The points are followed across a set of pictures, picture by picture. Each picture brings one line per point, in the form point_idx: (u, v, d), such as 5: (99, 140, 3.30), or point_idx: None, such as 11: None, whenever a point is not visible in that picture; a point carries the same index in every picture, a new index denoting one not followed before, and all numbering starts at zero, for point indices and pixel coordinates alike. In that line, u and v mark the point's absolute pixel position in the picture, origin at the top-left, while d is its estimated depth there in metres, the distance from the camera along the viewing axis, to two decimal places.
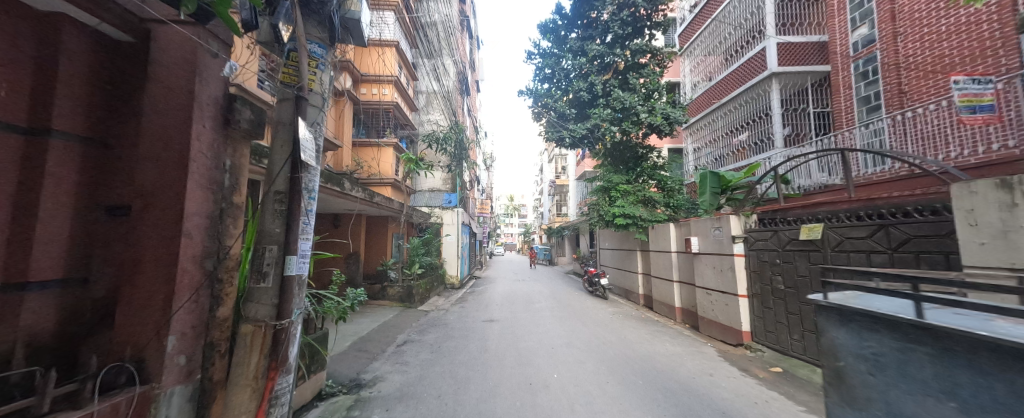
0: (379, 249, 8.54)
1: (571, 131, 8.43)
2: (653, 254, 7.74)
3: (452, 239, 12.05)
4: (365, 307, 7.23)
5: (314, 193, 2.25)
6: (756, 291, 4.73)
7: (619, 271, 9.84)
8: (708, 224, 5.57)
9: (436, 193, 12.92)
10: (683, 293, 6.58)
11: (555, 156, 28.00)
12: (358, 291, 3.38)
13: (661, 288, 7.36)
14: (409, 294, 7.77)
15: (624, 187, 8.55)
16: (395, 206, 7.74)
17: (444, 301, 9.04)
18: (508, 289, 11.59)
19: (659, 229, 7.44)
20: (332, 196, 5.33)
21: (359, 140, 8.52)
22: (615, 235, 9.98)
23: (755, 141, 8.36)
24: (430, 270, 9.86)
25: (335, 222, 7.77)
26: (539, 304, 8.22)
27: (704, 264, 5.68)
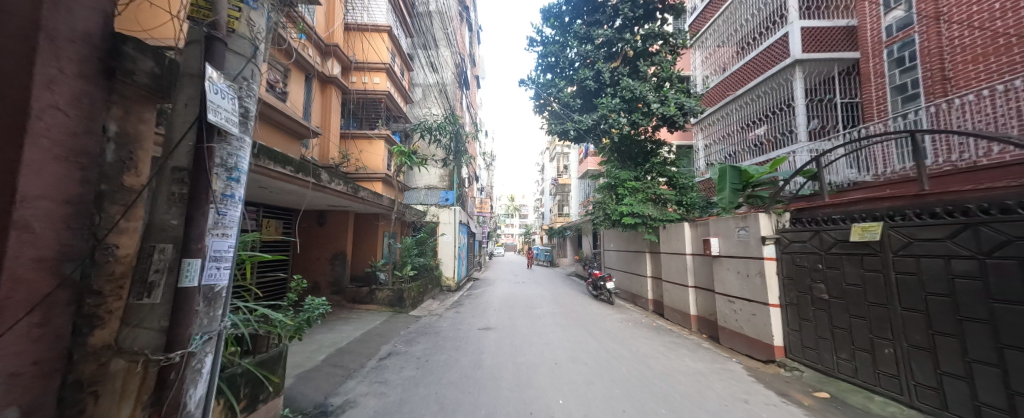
0: (371, 249, 7.89)
1: (577, 123, 7.85)
2: (665, 256, 7.13)
3: (450, 239, 11.49)
4: (351, 312, 6.63)
5: (237, 173, 1.66)
6: (790, 301, 4.13)
7: (626, 274, 9.23)
8: (731, 223, 4.96)
9: (433, 191, 12.37)
10: (700, 300, 5.97)
11: (556, 155, 27.40)
12: (321, 301, 2.76)
13: (673, 294, 6.75)
14: (399, 298, 7.17)
15: (633, 183, 7.98)
16: (385, 203, 7.17)
17: (439, 305, 8.43)
18: (508, 292, 11.00)
19: (671, 229, 6.85)
20: (310, 190, 4.74)
21: (348, 131, 7.95)
22: (622, 236, 9.37)
23: (774, 135, 7.76)
24: (424, 271, 9.25)
25: (320, 219, 7.17)
26: (541, 309, 7.60)
27: (726, 268, 5.07)
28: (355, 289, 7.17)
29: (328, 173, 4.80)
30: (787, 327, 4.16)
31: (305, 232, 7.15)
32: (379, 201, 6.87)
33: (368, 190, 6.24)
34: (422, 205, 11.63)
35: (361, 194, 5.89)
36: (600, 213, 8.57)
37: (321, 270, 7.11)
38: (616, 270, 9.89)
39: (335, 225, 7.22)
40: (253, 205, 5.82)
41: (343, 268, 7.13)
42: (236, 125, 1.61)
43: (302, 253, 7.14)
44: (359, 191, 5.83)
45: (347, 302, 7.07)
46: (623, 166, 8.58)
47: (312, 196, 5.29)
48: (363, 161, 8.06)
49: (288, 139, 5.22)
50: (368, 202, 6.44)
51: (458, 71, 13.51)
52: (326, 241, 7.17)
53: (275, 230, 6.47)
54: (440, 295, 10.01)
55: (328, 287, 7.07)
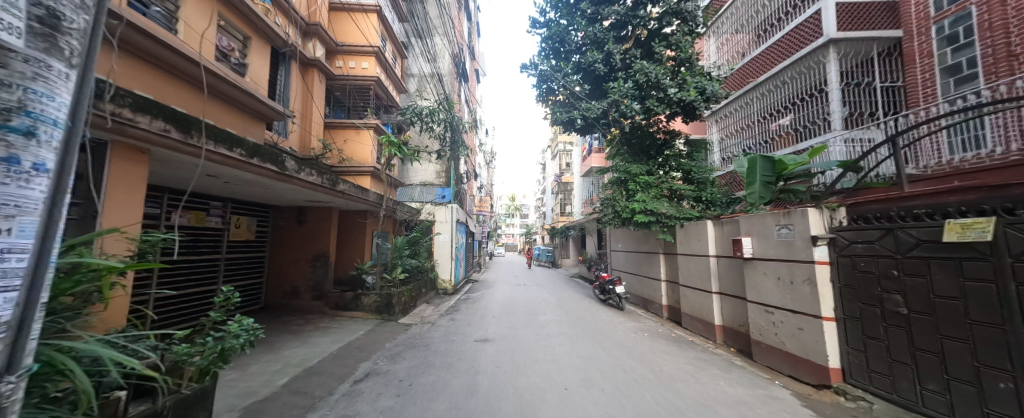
0: (357, 251, 7.12)
1: (584, 110, 7.13)
2: (683, 259, 6.42)
3: (447, 239, 10.79)
4: (333, 321, 5.91)
5: (30, 110, 0.90)
6: (849, 314, 3.40)
7: (637, 278, 8.49)
8: (770, 221, 4.24)
9: (428, 188, 11.66)
10: (726, 308, 5.26)
11: (558, 153, 26.62)
12: (251, 323, 2.07)
13: (694, 301, 6.03)
14: (388, 304, 6.45)
15: (646, 178, 7.26)
16: (371, 199, 6.48)
17: (433, 311, 7.73)
18: (508, 295, 10.30)
19: (691, 228, 6.14)
20: (276, 182, 4.04)
21: (334, 121, 7.27)
22: (633, 237, 8.64)
23: (802, 125, 7.02)
24: (418, 274, 8.54)
25: (300, 217, 6.46)
26: (545, 317, 6.90)
27: (762, 273, 4.35)
28: (339, 294, 6.45)
29: (301, 163, 4.12)
30: (845, 345, 3.44)
31: (282, 231, 6.44)
32: (364, 196, 6.18)
33: (351, 183, 5.52)
34: (418, 203, 10.96)
35: (341, 187, 5.19)
36: (609, 211, 7.86)
37: (299, 273, 6.38)
38: (626, 273, 9.16)
39: (316, 224, 6.49)
40: (220, 200, 5.16)
41: (326, 270, 6.42)
42: (27, 37, 0.89)
43: (279, 254, 6.42)
44: (338, 185, 5.13)
45: (330, 308, 6.36)
46: (634, 159, 7.88)
47: (284, 190, 4.60)
48: (350, 154, 7.38)
49: (235, 115, 4.26)
50: (350, 197, 5.73)
51: (456, 62, 12.80)
52: (306, 242, 6.44)
53: (247, 230, 5.80)
54: (435, 299, 9.30)
55: (309, 292, 6.35)
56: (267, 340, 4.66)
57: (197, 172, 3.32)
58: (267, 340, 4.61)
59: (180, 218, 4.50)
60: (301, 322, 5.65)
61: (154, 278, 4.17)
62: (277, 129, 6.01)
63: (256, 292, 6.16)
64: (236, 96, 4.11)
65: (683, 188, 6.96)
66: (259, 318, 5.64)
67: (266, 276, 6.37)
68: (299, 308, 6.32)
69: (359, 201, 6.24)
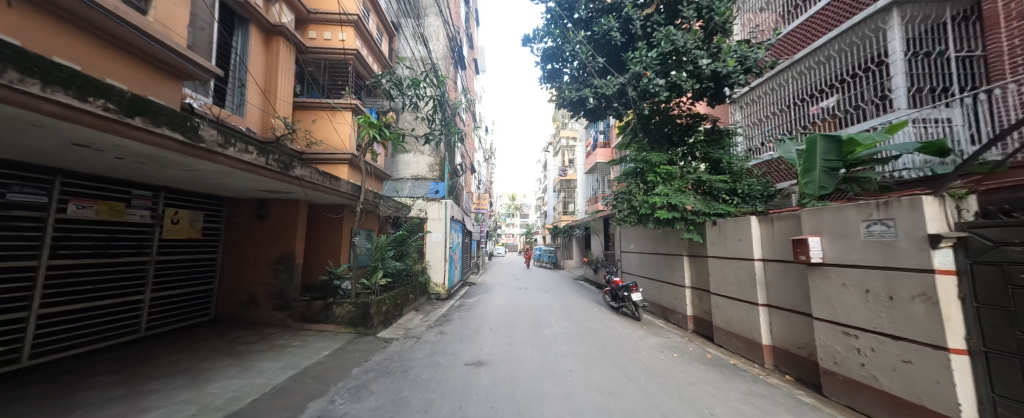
0: (332, 252, 6.05)
1: (598, 87, 6.14)
2: (716, 263, 5.39)
3: (440, 238, 9.78)
4: (295, 338, 4.86)
5: None
6: (999, 347, 2.34)
7: (656, 284, 7.45)
8: (854, 215, 3.20)
9: (421, 182, 10.65)
10: (778, 326, 4.25)
11: (559, 149, 25.66)
12: None
13: (732, 313, 5.00)
14: (364, 315, 5.42)
15: (667, 168, 6.26)
16: (344, 189, 5.42)
17: (420, 322, 6.70)
18: (508, 301, 9.28)
19: (728, 225, 5.13)
20: (196, 160, 3.00)
21: (307, 101, 6.28)
22: (652, 236, 7.60)
23: (852, 106, 5.99)
24: (405, 278, 7.52)
25: (260, 211, 5.43)
26: (551, 331, 5.88)
27: (841, 284, 3.34)
28: (305, 303, 5.41)
29: (232, 136, 3.08)
30: (985, 390, 2.40)
31: (240, 228, 5.41)
32: (333, 186, 5.10)
33: (314, 168, 4.45)
34: (408, 198, 9.97)
35: (298, 173, 4.12)
36: (624, 206, 6.87)
37: (258, 278, 5.33)
38: (642, 277, 8.12)
39: (279, 220, 5.45)
40: (147, 190, 4.15)
41: (291, 275, 5.39)
42: None
43: (235, 256, 5.38)
44: (295, 168, 4.07)
45: (295, 320, 5.31)
46: (652, 148, 6.90)
47: (220, 175, 3.57)
48: (326, 138, 6.36)
49: (110, 55, 2.84)
50: (315, 186, 4.68)
51: (451, 46, 11.84)
52: (267, 241, 5.41)
53: (193, 227, 4.81)
54: (425, 306, 8.29)
55: (270, 301, 5.31)
56: (197, 367, 3.60)
57: (52, 139, 2.26)
58: (196, 368, 3.55)
59: (82, 210, 3.48)
60: (253, 339, 4.61)
61: (38, 287, 3.16)
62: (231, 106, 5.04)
63: (206, 295, 5.19)
64: (96, 20, 2.63)
65: (714, 179, 5.93)
66: (203, 334, 4.62)
67: (220, 282, 5.36)
68: (257, 320, 5.28)
69: (328, 192, 5.17)
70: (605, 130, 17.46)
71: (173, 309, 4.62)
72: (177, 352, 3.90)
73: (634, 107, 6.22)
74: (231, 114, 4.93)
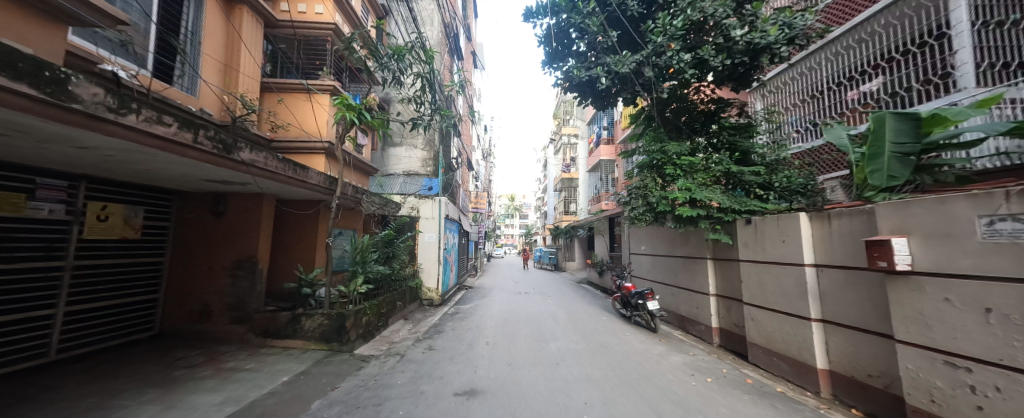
0: (306, 255, 5.24)
1: (612, 65, 5.40)
2: (751, 269, 4.61)
3: (433, 239, 9.00)
4: (251, 359, 4.04)
5: None
6: None
7: (673, 291, 6.66)
8: (963, 208, 2.41)
9: (413, 178, 9.76)
10: (838, 347, 3.46)
11: (561, 147, 24.88)
12: None
13: (773, 328, 4.20)
14: (338, 328, 4.63)
15: (690, 159, 5.51)
16: (316, 180, 4.60)
17: (407, 334, 5.89)
18: (507, 308, 8.49)
19: (768, 224, 4.35)
20: (81, 132, 2.17)
21: (280, 82, 5.51)
22: (669, 237, 6.82)
23: (901, 87, 5.21)
24: (392, 283, 6.73)
25: (216, 207, 4.63)
26: (557, 347, 5.08)
27: (942, 299, 2.54)
28: (269, 315, 4.60)
29: (130, 96, 2.23)
30: None
31: (192, 227, 4.62)
32: (300, 177, 4.25)
33: (270, 152, 3.60)
34: (399, 195, 9.18)
35: (244, 157, 3.24)
36: (639, 203, 6.06)
37: (213, 286, 4.53)
38: (656, 283, 7.33)
39: (240, 217, 4.66)
40: (61, 180, 3.35)
41: (252, 282, 4.59)
42: None
43: (188, 259, 4.58)
44: (240, 152, 3.17)
45: (256, 335, 4.52)
46: (669, 137, 6.16)
47: (136, 158, 2.76)
48: (300, 124, 5.57)
49: None
50: (275, 176, 3.82)
51: (446, 32, 11.03)
52: (226, 242, 4.61)
53: (130, 226, 4.03)
54: (415, 314, 7.49)
55: (226, 312, 4.51)
56: (105, 405, 2.76)
57: None
58: (103, 407, 2.72)
59: None
60: (197, 362, 3.79)
61: None
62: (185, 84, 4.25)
63: (149, 305, 4.39)
64: None
65: (745, 171, 5.16)
66: (135, 355, 3.79)
67: (166, 290, 4.55)
68: (212, 335, 4.47)
69: (295, 183, 4.33)
70: (609, 125, 16.72)
71: (102, 323, 3.83)
72: (87, 383, 3.07)
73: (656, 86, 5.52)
74: (182, 93, 4.15)
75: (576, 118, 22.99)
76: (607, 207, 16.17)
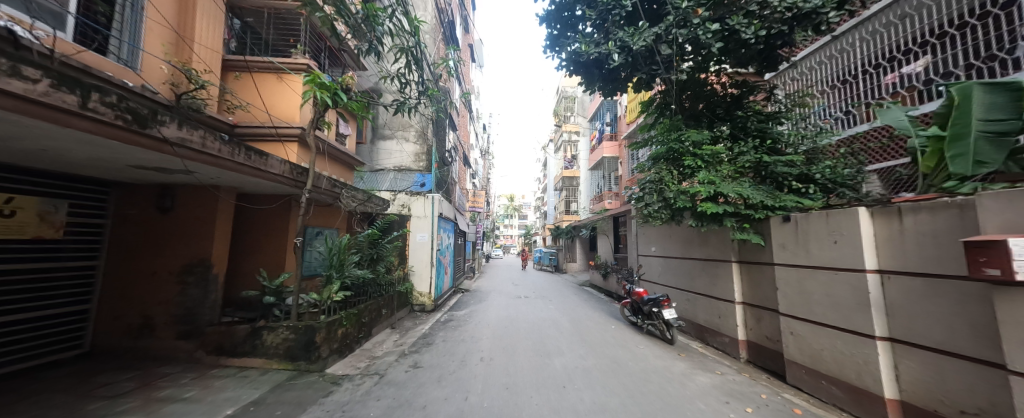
0: (272, 257, 4.53)
1: (625, 38, 4.76)
2: (791, 274, 3.94)
3: (425, 239, 8.30)
4: (194, 384, 3.34)
5: None
6: None
7: (691, 297, 5.99)
8: None
9: (404, 174, 9.08)
10: (913, 373, 2.80)
11: (561, 145, 24.23)
12: None
13: (821, 346, 3.52)
14: (307, 344, 3.93)
15: (712, 148, 4.86)
16: (281, 170, 3.89)
17: (392, 347, 5.17)
18: (506, 314, 7.81)
19: (814, 222, 3.67)
20: None
21: (249, 61, 4.87)
22: (686, 237, 6.14)
23: (946, 70, 4.57)
24: (377, 288, 6.04)
25: (162, 201, 3.95)
26: (562, 364, 4.40)
27: None
28: (225, 328, 3.90)
29: None
30: None
31: (134, 225, 3.93)
32: (257, 164, 3.50)
33: (207, 129, 2.85)
34: (389, 192, 8.50)
35: (166, 134, 2.51)
36: (653, 199, 5.34)
37: (157, 294, 3.84)
38: (671, 288, 6.65)
39: (191, 212, 3.96)
40: None
41: (205, 289, 3.89)
42: None
43: (130, 262, 3.90)
44: (158, 126, 2.44)
45: (209, 352, 3.83)
46: (688, 125, 5.48)
47: (8, 130, 2.06)
48: (272, 108, 4.94)
49: None
50: (218, 162, 3.08)
51: (440, 18, 10.33)
52: (175, 241, 3.93)
53: (47, 224, 3.31)
54: (404, 322, 6.81)
55: (173, 326, 3.81)
56: None
57: None
58: None
59: None
60: (124, 390, 3.09)
61: None
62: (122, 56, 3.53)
63: (78, 317, 3.68)
64: None
65: (779, 161, 4.48)
66: (48, 381, 3.08)
67: (100, 300, 3.84)
68: (156, 353, 3.78)
69: (250, 172, 3.56)
70: (612, 121, 16.04)
71: (11, 341, 3.11)
72: None
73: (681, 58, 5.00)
74: (119, 65, 3.45)
75: (578, 114, 22.32)
76: (610, 206, 15.51)
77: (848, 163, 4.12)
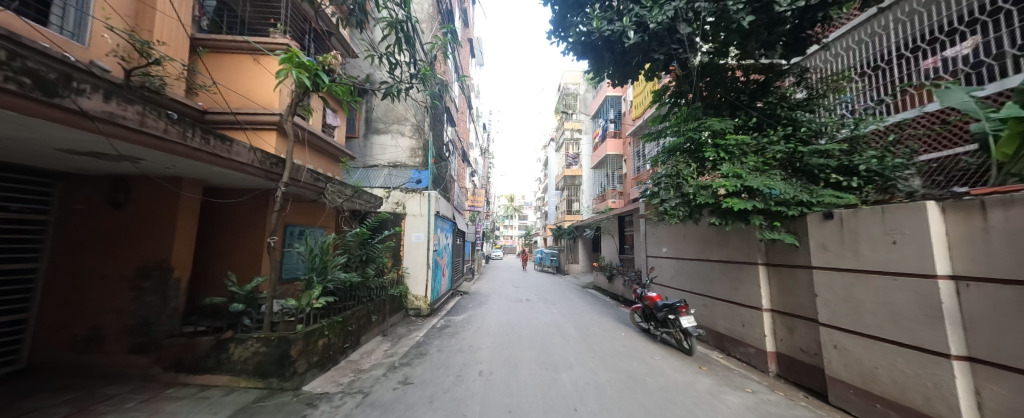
0: (245, 259, 4.03)
1: (641, 12, 4.51)
2: (835, 279, 3.43)
3: (421, 239, 7.80)
4: (141, 408, 2.83)
5: None
6: None
7: (710, 302, 5.49)
8: None
9: (399, 170, 8.59)
10: (1001, 401, 2.25)
11: (562, 143, 23.79)
12: None
13: (877, 364, 3.00)
14: (280, 358, 3.43)
15: (736, 138, 4.39)
16: (252, 159, 3.40)
17: (380, 359, 4.65)
18: (507, 319, 7.30)
19: (863, 220, 3.17)
20: None
21: (219, 40, 4.36)
22: (704, 238, 5.64)
23: (998, 50, 4.03)
24: (367, 292, 5.54)
25: (115, 195, 3.46)
26: (571, 379, 3.90)
27: None
28: (185, 340, 3.40)
29: None
30: None
31: (83, 222, 3.45)
32: (217, 150, 3.01)
33: (142, 102, 2.31)
34: (382, 189, 8.01)
35: (84, 105, 1.94)
36: (671, 195, 4.81)
37: (107, 301, 3.35)
38: (686, 292, 6.15)
39: (148, 207, 3.47)
40: None
41: (162, 295, 3.39)
42: None
43: (79, 263, 3.41)
44: (73, 95, 1.88)
45: (166, 368, 3.33)
46: (708, 114, 5.00)
47: None
48: (248, 93, 4.46)
49: None
50: (165, 145, 2.58)
51: (439, 7, 9.85)
52: (130, 240, 3.44)
53: None
54: (396, 328, 6.30)
55: (124, 337, 3.31)
56: None
57: None
58: None
59: None
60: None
61: None
62: (66, 27, 3.05)
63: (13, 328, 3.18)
64: None
65: (814, 151, 3.97)
66: None
67: (42, 308, 3.34)
68: (104, 369, 3.29)
69: (209, 159, 3.02)
70: (616, 118, 15.56)
71: None
72: None
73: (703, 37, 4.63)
74: (61, 36, 2.98)
75: (579, 112, 21.87)
76: (613, 205, 15.02)
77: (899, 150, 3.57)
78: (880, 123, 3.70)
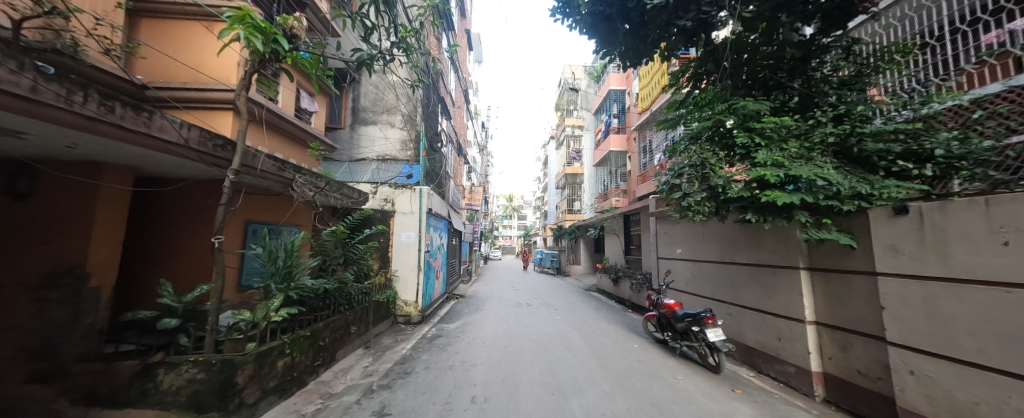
0: (190, 263, 3.36)
1: None
2: (911, 289, 2.76)
3: (412, 239, 7.11)
4: None
5: None
6: None
7: (736, 311, 4.83)
8: None
9: (389, 164, 7.91)
10: None
11: (562, 141, 23.10)
12: None
13: (977, 399, 2.33)
14: (222, 387, 2.73)
15: (775, 120, 3.73)
16: (185, 136, 2.67)
17: (357, 379, 3.97)
18: (506, 327, 6.62)
19: (954, 215, 2.50)
20: None
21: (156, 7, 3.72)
22: (729, 238, 4.98)
23: None
24: (345, 300, 4.85)
25: (19, 183, 2.79)
26: (582, 406, 3.20)
27: None
28: (101, 365, 2.71)
29: None
30: None
31: None
32: (125, 121, 2.26)
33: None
34: (369, 183, 7.32)
35: None
36: (695, 188, 4.10)
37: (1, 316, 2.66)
38: (707, 299, 5.48)
39: (59, 200, 2.79)
40: None
41: (74, 309, 2.70)
42: None
43: None
44: None
45: (76, 401, 2.62)
46: (739, 95, 4.33)
47: None
48: (198, 67, 3.83)
49: None
50: (39, 111, 1.85)
51: None
52: (35, 241, 2.76)
53: None
54: (382, 339, 5.63)
55: (21, 362, 2.63)
56: None
57: None
58: None
59: None
60: None
61: None
62: None
63: None
64: None
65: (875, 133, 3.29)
66: None
67: None
68: None
69: (117, 134, 2.31)
70: (620, 113, 14.88)
71: None
72: None
73: (733, 5, 4.03)
74: None
75: (581, 108, 21.18)
76: (617, 204, 14.37)
77: (988, 130, 2.89)
78: (962, 97, 3.01)
